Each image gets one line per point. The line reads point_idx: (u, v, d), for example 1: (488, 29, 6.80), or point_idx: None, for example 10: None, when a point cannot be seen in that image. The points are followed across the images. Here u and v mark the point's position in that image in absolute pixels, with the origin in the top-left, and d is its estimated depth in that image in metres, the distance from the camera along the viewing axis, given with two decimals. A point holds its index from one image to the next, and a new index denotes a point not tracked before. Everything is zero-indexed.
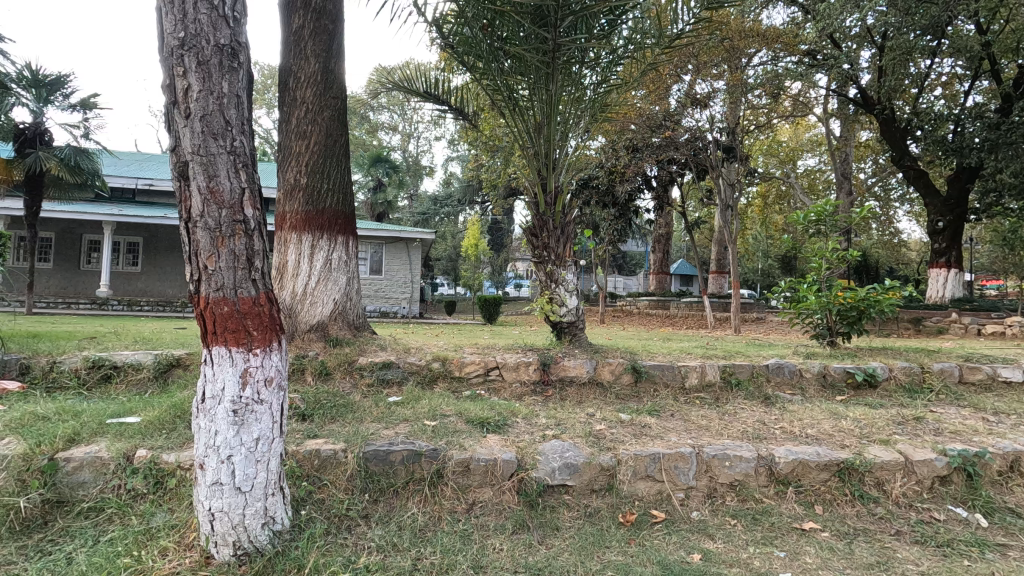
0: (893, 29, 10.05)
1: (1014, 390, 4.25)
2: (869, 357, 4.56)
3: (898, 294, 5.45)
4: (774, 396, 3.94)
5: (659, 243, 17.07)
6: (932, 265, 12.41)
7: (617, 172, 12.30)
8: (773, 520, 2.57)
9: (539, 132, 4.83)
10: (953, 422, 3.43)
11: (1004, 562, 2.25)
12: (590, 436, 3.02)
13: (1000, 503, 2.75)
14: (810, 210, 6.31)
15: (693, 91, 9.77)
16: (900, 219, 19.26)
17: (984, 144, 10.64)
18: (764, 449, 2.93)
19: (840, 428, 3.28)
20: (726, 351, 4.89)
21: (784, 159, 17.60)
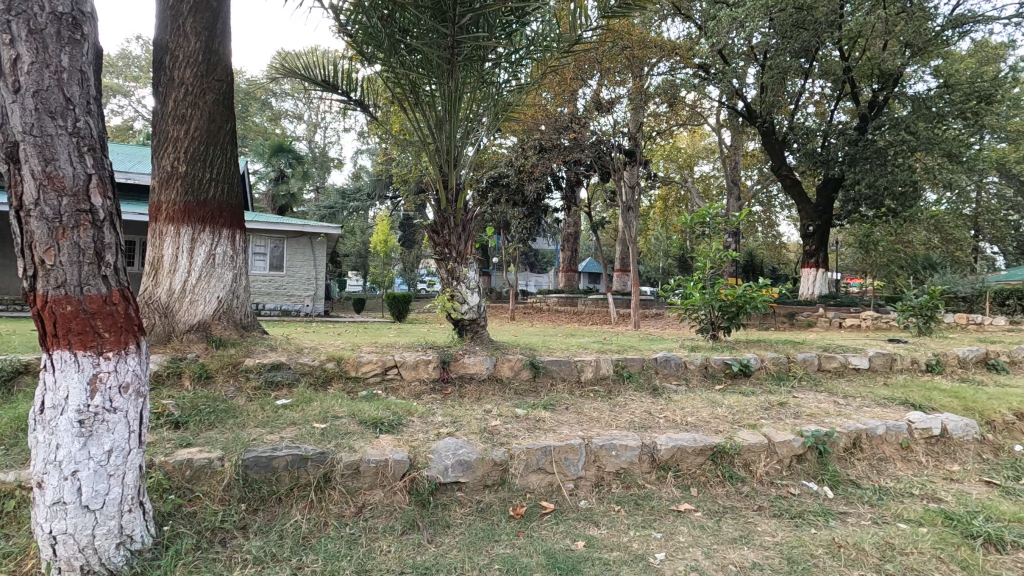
0: (773, 50, 11.10)
1: (862, 375, 4.82)
2: (745, 349, 4.99)
3: (770, 292, 6.00)
4: (661, 386, 4.21)
5: (568, 241, 17.60)
6: (804, 265, 13.81)
7: (526, 171, 12.52)
8: (653, 504, 2.74)
9: (441, 128, 4.79)
10: (811, 406, 3.83)
11: (843, 528, 2.55)
12: (484, 432, 3.05)
13: (845, 476, 3.11)
14: (698, 213, 6.78)
15: (598, 97, 10.12)
16: (780, 223, 21.22)
17: (846, 158, 11.98)
18: (647, 437, 3.11)
19: (715, 415, 3.56)
20: (620, 346, 5.12)
21: (681, 165, 18.78)
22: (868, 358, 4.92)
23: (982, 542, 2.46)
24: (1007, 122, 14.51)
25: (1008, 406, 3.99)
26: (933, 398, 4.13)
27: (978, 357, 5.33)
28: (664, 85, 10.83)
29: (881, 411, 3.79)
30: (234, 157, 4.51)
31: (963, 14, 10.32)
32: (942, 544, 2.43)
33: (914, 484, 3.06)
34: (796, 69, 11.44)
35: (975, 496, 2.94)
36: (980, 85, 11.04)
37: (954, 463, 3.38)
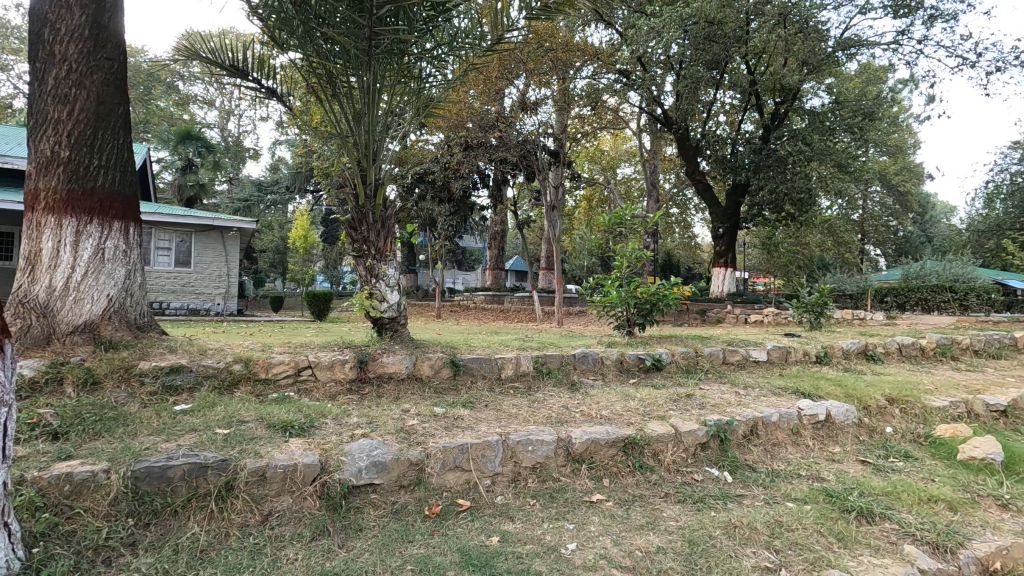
0: (687, 60, 11.71)
1: (761, 367, 5.20)
2: (658, 344, 5.25)
3: (681, 290, 6.34)
4: (579, 381, 4.34)
5: (495, 239, 17.70)
6: (715, 265, 14.69)
7: (451, 168, 12.44)
8: (567, 496, 2.82)
9: (359, 121, 4.65)
10: (715, 397, 4.08)
11: (738, 509, 2.75)
12: (401, 432, 3.00)
13: (743, 461, 3.35)
14: (617, 213, 7.04)
15: (524, 97, 10.25)
16: (694, 224, 22.46)
17: (751, 164, 12.85)
18: (563, 431, 3.19)
19: (627, 408, 3.71)
20: (540, 343, 5.21)
21: (605, 167, 19.41)
22: (767, 351, 5.32)
23: (855, 515, 2.74)
24: (887, 137, 16.16)
25: (881, 392, 4.46)
26: (820, 387, 4.53)
27: (859, 349, 5.91)
28: (588, 89, 11.14)
29: (776, 400, 4.11)
30: (127, 143, 4.16)
31: (851, 38, 11.38)
32: (822, 518, 2.68)
33: (802, 466, 3.34)
34: (708, 80, 12.12)
35: (852, 474, 3.27)
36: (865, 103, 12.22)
37: (836, 445, 3.74)
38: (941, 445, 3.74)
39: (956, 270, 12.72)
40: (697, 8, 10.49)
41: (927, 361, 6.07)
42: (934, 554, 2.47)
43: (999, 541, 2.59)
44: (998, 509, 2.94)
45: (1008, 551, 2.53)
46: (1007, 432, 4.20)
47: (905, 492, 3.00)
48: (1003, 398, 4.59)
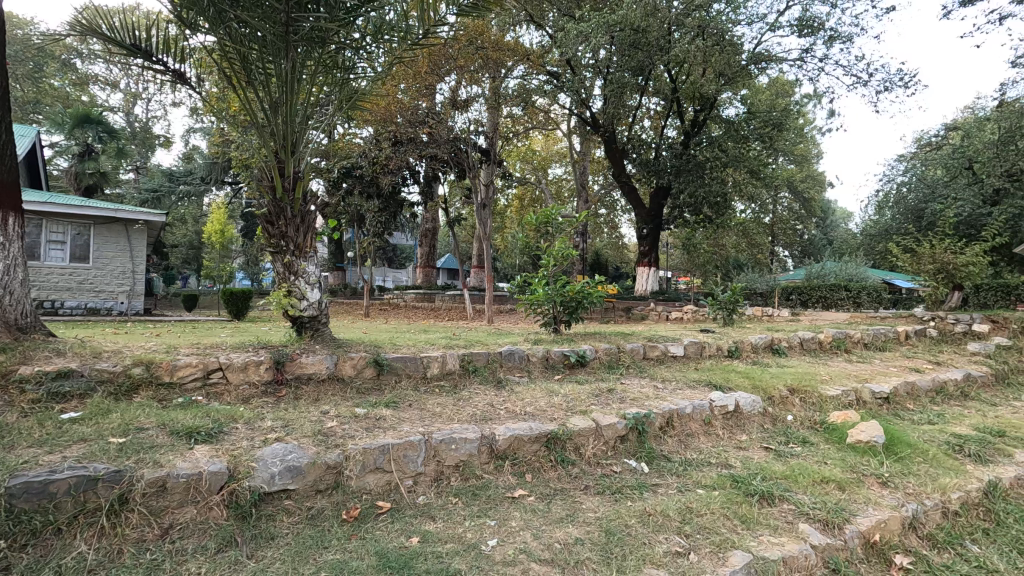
0: (614, 66, 12.11)
1: (678, 361, 5.46)
2: (582, 341, 5.38)
3: (605, 288, 6.54)
4: (504, 378, 4.37)
5: (426, 237, 17.48)
6: (640, 264, 15.26)
7: (379, 163, 12.14)
8: (489, 493, 2.83)
9: (276, 110, 4.42)
10: (634, 391, 4.24)
11: (653, 498, 2.88)
12: (319, 434, 2.89)
13: (659, 452, 3.50)
14: (545, 212, 7.14)
15: (455, 94, 10.16)
16: (621, 225, 23.23)
17: (673, 168, 13.44)
18: (487, 429, 3.20)
19: (551, 404, 3.77)
20: (467, 341, 5.20)
21: (536, 167, 19.68)
22: (684, 347, 5.59)
23: (757, 498, 2.94)
24: (794, 147, 17.43)
25: (784, 383, 4.80)
26: (731, 379, 4.81)
27: (766, 344, 6.33)
28: (518, 89, 11.25)
29: (691, 393, 4.33)
30: None
31: (762, 53, 12.18)
32: (728, 503, 2.86)
33: (712, 455, 3.54)
34: (634, 86, 12.57)
35: (756, 460, 3.50)
36: (774, 114, 13.16)
37: (743, 433, 3.99)
38: (833, 430, 4.08)
39: (852, 270, 13.89)
40: (623, 16, 10.83)
41: (824, 353, 6.61)
42: (824, 530, 2.70)
43: (878, 515, 2.87)
44: (879, 486, 3.25)
45: (886, 524, 2.81)
46: (888, 416, 4.66)
47: (802, 474, 3.25)
48: (886, 386, 5.08)
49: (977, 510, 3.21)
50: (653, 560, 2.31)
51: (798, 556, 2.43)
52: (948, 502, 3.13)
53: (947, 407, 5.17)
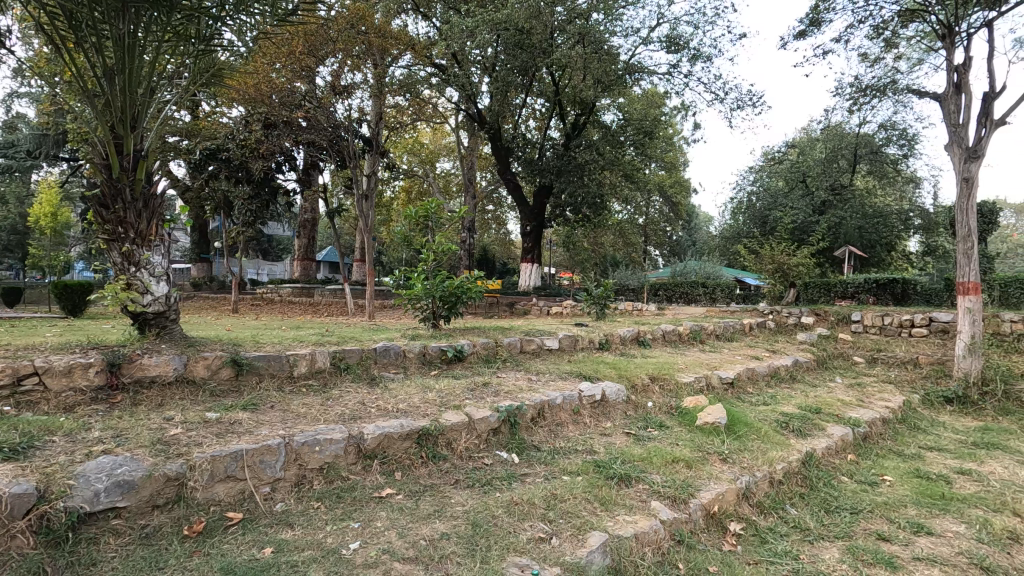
0: (501, 64, 12.33)
1: (552, 354, 5.69)
2: (460, 336, 5.40)
3: (483, 284, 6.62)
4: (379, 375, 4.25)
5: (304, 228, 16.52)
6: (523, 260, 15.65)
7: (249, 147, 11.22)
8: (355, 494, 2.74)
9: (112, 79, 3.87)
10: (508, 384, 4.34)
11: (521, 488, 2.97)
12: (158, 444, 2.60)
13: (529, 442, 3.61)
14: (424, 206, 7.03)
15: (336, 79, 9.62)
16: (507, 221, 23.67)
17: (554, 168, 13.95)
18: (355, 428, 3.08)
19: (425, 400, 3.74)
20: (339, 337, 4.99)
21: (423, 160, 19.42)
22: (558, 340, 5.82)
23: (616, 480, 3.15)
24: (665, 155, 18.93)
25: (645, 372, 5.19)
26: (599, 370, 5.10)
27: (633, 336, 6.80)
28: (405, 79, 11.10)
29: (562, 384, 4.53)
30: None
31: (636, 64, 13.05)
32: (590, 487, 3.03)
33: (579, 442, 3.72)
34: (517, 85, 12.84)
35: (618, 445, 3.74)
36: (646, 123, 14.32)
37: (608, 420, 4.25)
38: (686, 414, 4.49)
39: (709, 268, 15.40)
40: (508, 15, 11.04)
41: (683, 344, 7.25)
42: (672, 505, 2.96)
43: (718, 488, 3.20)
44: (720, 462, 3.64)
45: (724, 496, 3.15)
46: (732, 399, 5.22)
47: (656, 456, 3.54)
48: (731, 373, 5.70)
49: (797, 478, 3.72)
50: (517, 548, 2.38)
51: (649, 531, 2.63)
52: (774, 472, 3.58)
53: (778, 389, 5.93)
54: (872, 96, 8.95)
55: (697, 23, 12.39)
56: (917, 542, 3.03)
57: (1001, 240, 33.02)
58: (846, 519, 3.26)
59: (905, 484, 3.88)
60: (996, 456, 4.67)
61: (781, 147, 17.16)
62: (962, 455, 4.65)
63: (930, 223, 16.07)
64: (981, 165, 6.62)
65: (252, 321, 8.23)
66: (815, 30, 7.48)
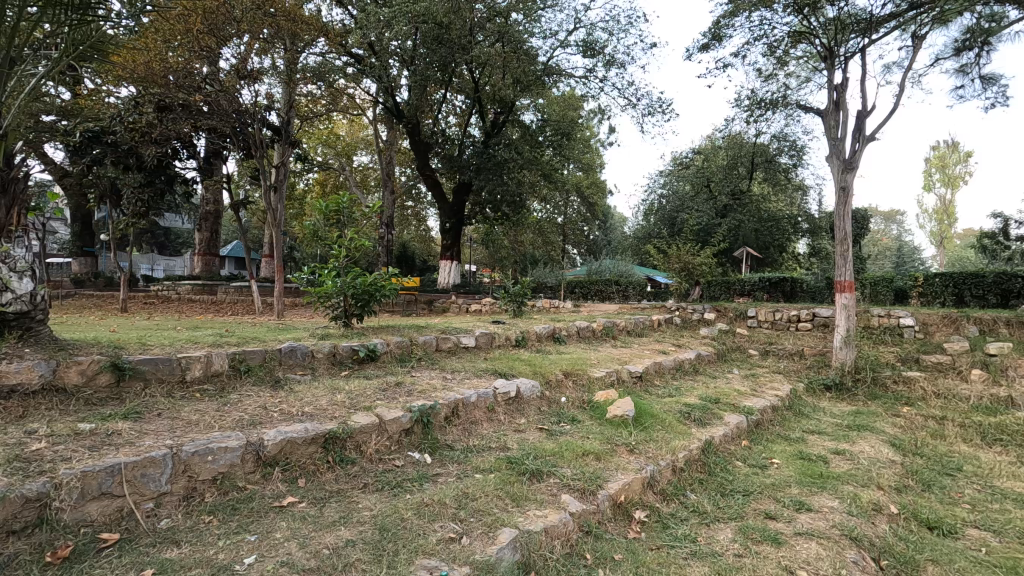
0: (420, 58, 12.12)
1: (469, 352, 5.66)
2: (373, 335, 5.24)
3: (399, 281, 6.46)
4: (284, 378, 4.02)
5: (206, 220, 15.32)
6: (442, 257, 15.49)
7: (139, 130, 10.24)
8: (253, 505, 2.57)
9: None
10: (422, 383, 4.27)
11: (432, 488, 2.93)
12: (15, 461, 2.30)
13: (442, 442, 3.57)
14: (335, 199, 6.75)
15: (241, 63, 8.97)
16: (427, 217, 23.35)
17: (474, 166, 13.89)
18: (254, 434, 2.90)
19: (334, 401, 3.58)
20: (241, 337, 4.68)
21: (339, 152, 18.73)
22: (474, 338, 5.80)
23: (528, 476, 3.19)
24: (582, 156, 19.49)
25: (559, 368, 5.31)
26: (515, 367, 5.15)
27: (548, 333, 6.93)
28: (318, 67, 10.63)
29: (476, 381, 4.52)
30: None
31: (554, 66, 13.32)
32: (501, 484, 3.04)
33: (492, 440, 3.73)
34: (437, 80, 12.68)
35: (530, 441, 3.79)
36: (563, 124, 14.68)
37: (522, 417, 4.29)
38: (597, 408, 4.64)
39: (622, 267, 15.99)
40: (427, 8, 10.89)
41: (596, 340, 7.49)
42: (581, 497, 3.04)
43: (625, 478, 3.32)
44: (627, 453, 3.78)
45: (630, 486, 3.27)
46: (640, 392, 5.47)
47: (567, 450, 3.62)
48: (640, 367, 5.96)
49: (696, 465, 3.95)
50: (426, 550, 2.33)
51: (558, 525, 2.69)
52: (676, 460, 3.78)
53: (683, 381, 6.29)
54: (767, 109, 9.70)
55: (611, 30, 12.84)
56: (798, 518, 3.32)
57: (873, 241, 37.03)
58: (739, 501, 3.51)
59: (790, 466, 4.24)
60: (865, 436, 5.22)
61: (689, 153, 18.10)
62: (838, 437, 5.14)
63: (815, 226, 17.74)
64: (855, 176, 7.37)
65: (141, 321, 7.61)
66: (717, 44, 7.98)
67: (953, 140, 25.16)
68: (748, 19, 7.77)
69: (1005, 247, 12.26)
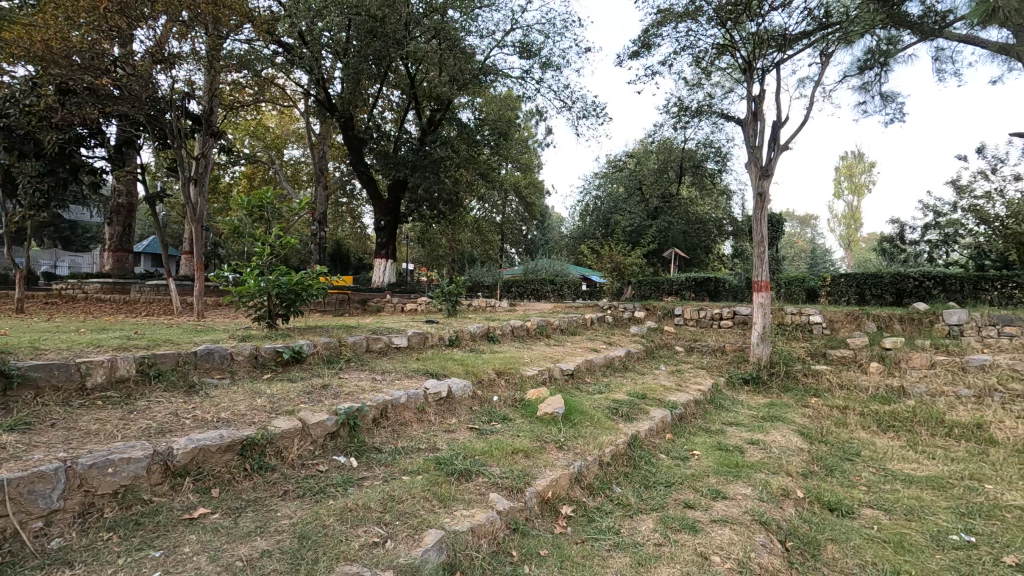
0: (354, 51, 11.79)
1: (401, 352, 5.58)
2: (298, 336, 5.05)
3: (328, 280, 6.25)
4: (199, 383, 3.80)
5: (118, 214, 14.15)
6: (376, 256, 15.16)
7: (38, 114, 9.35)
8: (159, 518, 2.41)
9: None
10: (350, 385, 4.16)
11: (357, 492, 2.86)
12: None
13: (369, 444, 3.50)
14: (259, 194, 6.43)
15: (158, 46, 8.38)
16: (363, 215, 22.78)
17: (409, 163, 13.54)
18: (163, 443, 2.74)
19: (254, 406, 3.43)
20: (152, 340, 4.39)
21: (268, 145, 17.92)
22: (407, 338, 5.72)
23: (456, 476, 3.18)
24: (520, 156, 19.65)
25: (492, 367, 5.33)
26: (447, 367, 5.11)
27: (482, 333, 6.93)
28: (244, 54, 10.12)
29: (407, 382, 4.45)
30: None
31: (491, 66, 13.34)
32: (429, 485, 3.02)
33: (421, 440, 3.69)
34: (371, 74, 12.37)
35: (460, 440, 3.79)
36: (500, 124, 14.74)
37: (453, 417, 4.27)
38: (527, 406, 4.69)
39: (557, 266, 16.26)
40: None
41: (530, 339, 7.58)
42: (510, 495, 3.06)
43: (552, 474, 3.38)
44: (556, 450, 3.85)
45: (557, 481, 3.34)
46: (571, 389, 5.58)
47: (497, 449, 3.64)
48: (571, 364, 6.09)
49: (622, 459, 4.09)
50: (348, 556, 2.28)
51: (485, 523, 2.70)
52: (603, 455, 3.88)
53: (612, 377, 6.49)
54: (692, 116, 10.15)
55: (547, 33, 13.03)
56: (714, 506, 3.50)
57: (790, 244, 39.62)
58: (660, 492, 3.66)
59: (709, 457, 4.46)
60: (778, 426, 5.59)
61: (622, 156, 18.64)
62: (753, 428, 5.47)
63: (739, 229, 18.76)
64: (771, 182, 7.84)
65: (42, 321, 7.33)
66: (646, 52, 8.26)
67: (858, 151, 27.33)
68: (674, 29, 8.10)
69: (900, 250, 13.48)
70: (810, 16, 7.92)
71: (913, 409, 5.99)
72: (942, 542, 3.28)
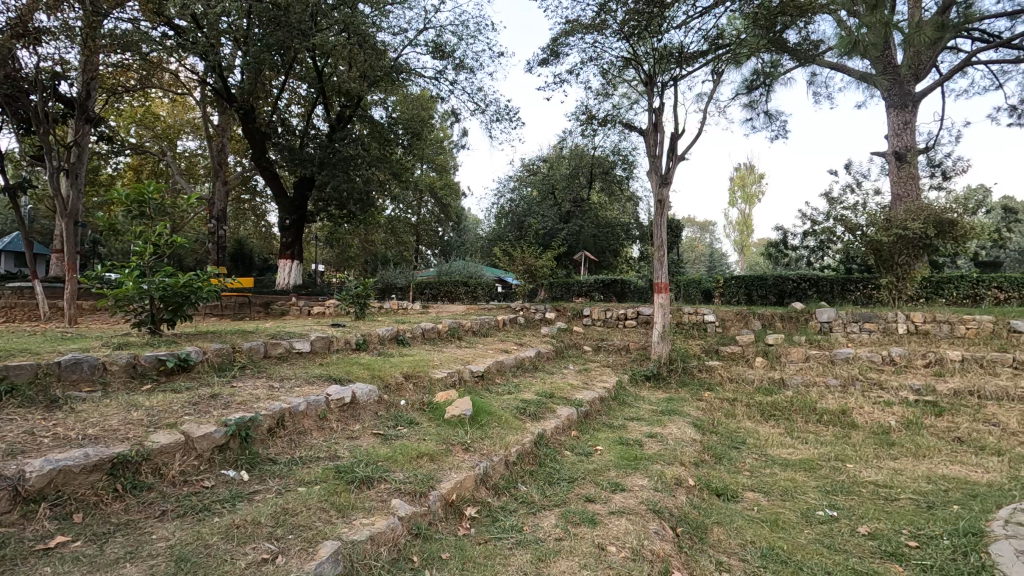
0: (256, 40, 11.11)
1: (303, 357, 5.33)
2: (186, 342, 4.69)
3: (222, 282, 5.83)
4: (63, 397, 3.39)
5: None
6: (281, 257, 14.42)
7: None
8: (4, 552, 2.12)
9: None
10: (243, 394, 3.91)
11: (246, 508, 2.69)
12: None
13: (263, 456, 3.30)
14: (143, 187, 5.88)
15: (20, 19, 7.43)
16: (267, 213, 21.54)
17: (316, 160, 12.95)
18: (13, 466, 2.43)
19: (128, 420, 3.13)
20: (6, 349, 3.89)
21: (157, 135, 16.46)
22: (309, 342, 5.48)
23: (356, 484, 3.09)
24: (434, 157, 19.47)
25: (399, 370, 5.24)
26: (351, 371, 4.96)
27: (391, 335, 6.79)
28: (127, 35, 9.26)
29: (307, 389, 4.26)
30: None
31: (404, 64, 13.12)
32: (327, 494, 2.91)
33: (321, 449, 3.54)
34: (274, 64, 11.71)
35: (363, 447, 3.69)
36: (413, 123, 14.52)
37: (356, 422, 4.14)
38: (435, 409, 4.65)
39: (471, 268, 16.30)
40: None
41: (441, 341, 7.54)
42: (412, 500, 3.02)
43: (457, 476, 3.38)
44: (462, 452, 3.85)
45: (461, 483, 3.33)
46: (480, 391, 5.61)
47: (401, 454, 3.57)
48: (481, 366, 6.11)
49: (528, 458, 4.16)
50: None
51: (385, 531, 2.64)
52: (508, 455, 3.93)
53: (521, 378, 6.60)
54: (599, 125, 10.55)
55: (460, 34, 13.02)
56: (613, 499, 3.66)
57: (691, 247, 42.41)
58: (563, 488, 3.77)
59: (610, 451, 4.66)
60: (674, 419, 5.95)
61: (536, 160, 19.03)
62: (652, 422, 5.78)
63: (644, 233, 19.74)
64: (669, 190, 8.33)
65: None
66: (554, 60, 8.49)
67: (749, 163, 29.80)
68: (581, 40, 8.38)
69: (783, 254, 14.84)
70: (704, 37, 8.53)
71: (790, 399, 6.61)
72: (810, 517, 3.64)
